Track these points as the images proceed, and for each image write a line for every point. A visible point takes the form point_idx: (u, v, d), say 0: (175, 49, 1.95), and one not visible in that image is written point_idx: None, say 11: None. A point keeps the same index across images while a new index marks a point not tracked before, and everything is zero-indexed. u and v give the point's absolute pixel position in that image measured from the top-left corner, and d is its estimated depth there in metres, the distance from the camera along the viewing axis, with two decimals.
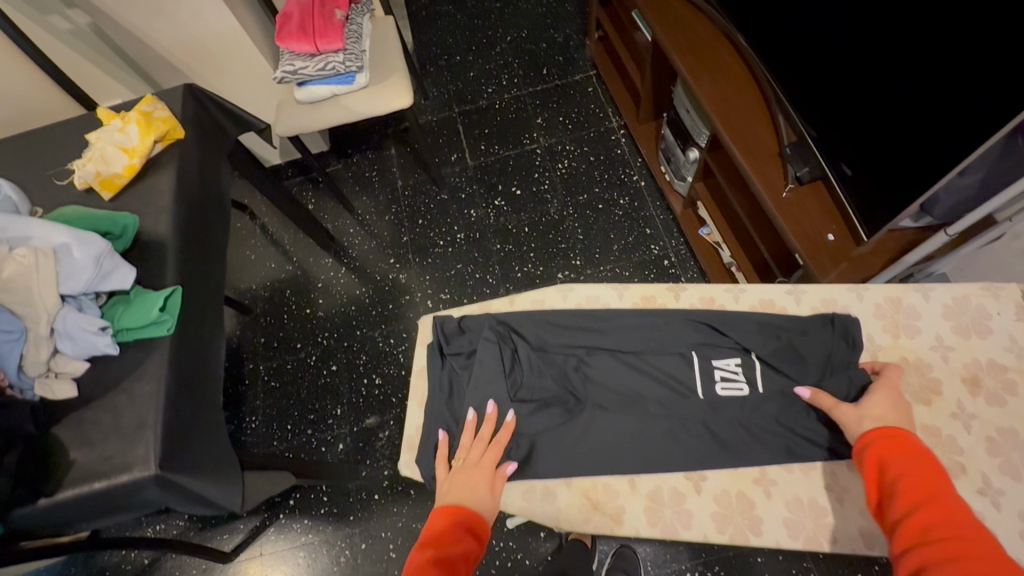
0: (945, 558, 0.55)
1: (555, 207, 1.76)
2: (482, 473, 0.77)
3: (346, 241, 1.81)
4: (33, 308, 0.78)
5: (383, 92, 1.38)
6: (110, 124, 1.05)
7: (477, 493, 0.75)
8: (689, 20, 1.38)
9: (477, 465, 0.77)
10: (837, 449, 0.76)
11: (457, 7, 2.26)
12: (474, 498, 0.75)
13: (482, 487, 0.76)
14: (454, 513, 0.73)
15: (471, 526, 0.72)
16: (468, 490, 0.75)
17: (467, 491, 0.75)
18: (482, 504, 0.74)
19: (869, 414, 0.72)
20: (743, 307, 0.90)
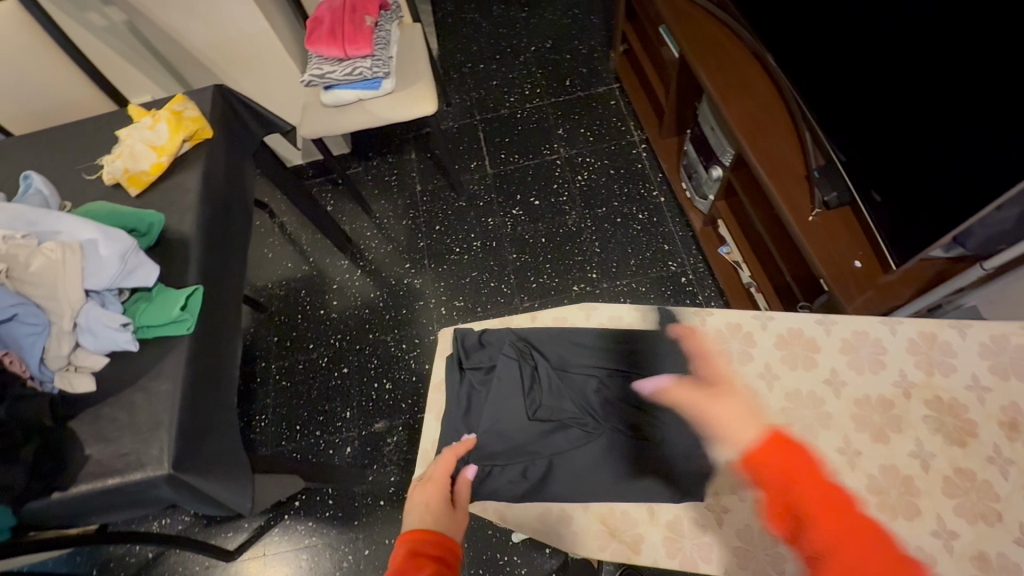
0: None
1: (573, 218, 1.75)
2: (438, 488, 0.75)
3: (363, 243, 1.82)
4: (57, 302, 0.78)
5: (407, 98, 1.39)
6: (141, 122, 1.06)
7: (436, 508, 0.73)
8: (716, 37, 1.37)
9: (434, 483, 0.76)
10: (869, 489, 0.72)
11: (482, 15, 2.27)
12: (434, 514, 0.72)
13: (439, 499, 0.74)
14: (416, 534, 0.69)
15: (433, 542, 0.68)
16: (429, 509, 0.73)
17: (428, 510, 0.72)
18: (443, 521, 0.72)
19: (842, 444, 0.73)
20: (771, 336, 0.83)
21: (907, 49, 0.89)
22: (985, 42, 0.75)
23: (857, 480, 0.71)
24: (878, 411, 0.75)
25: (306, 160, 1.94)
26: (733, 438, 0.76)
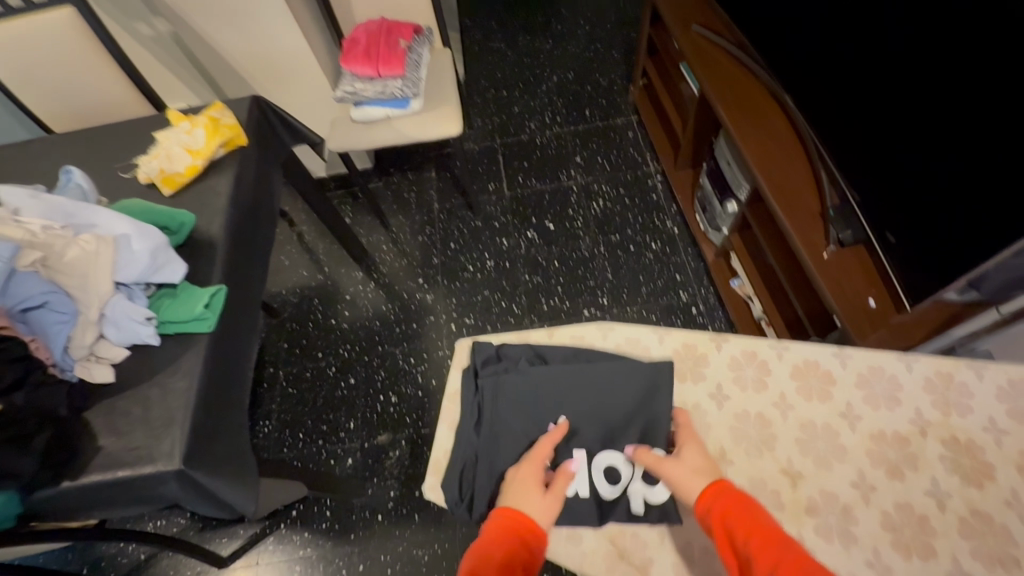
0: None
1: (586, 244, 1.78)
2: (534, 471, 0.75)
3: (378, 256, 1.85)
4: (87, 293, 0.80)
5: (433, 119, 1.43)
6: (179, 126, 1.11)
7: (531, 493, 0.73)
8: (735, 77, 1.42)
9: (533, 464, 0.76)
10: (887, 525, 0.69)
11: (508, 44, 2.36)
12: (526, 498, 0.72)
13: (534, 482, 0.74)
14: (507, 513, 0.71)
15: (525, 530, 0.69)
16: (523, 490, 0.73)
17: (522, 492, 0.73)
18: (536, 507, 0.71)
19: (848, 476, 0.73)
20: (786, 366, 0.82)
21: (925, 94, 0.91)
22: (999, 91, 0.78)
23: (871, 516, 0.70)
24: (894, 446, 0.74)
25: (329, 172, 1.99)
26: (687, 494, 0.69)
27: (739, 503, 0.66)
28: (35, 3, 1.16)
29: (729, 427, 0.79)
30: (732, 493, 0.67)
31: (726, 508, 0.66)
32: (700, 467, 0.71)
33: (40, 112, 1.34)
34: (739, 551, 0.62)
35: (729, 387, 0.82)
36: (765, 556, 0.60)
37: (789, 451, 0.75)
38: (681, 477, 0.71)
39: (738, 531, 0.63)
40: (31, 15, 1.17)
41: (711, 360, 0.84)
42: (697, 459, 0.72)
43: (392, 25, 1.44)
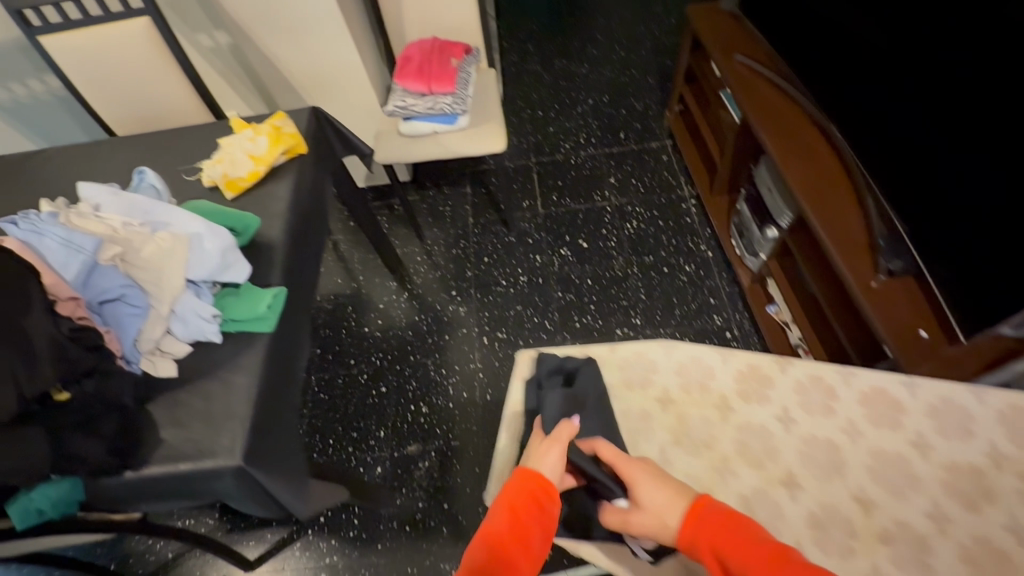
0: None
1: (620, 263, 1.79)
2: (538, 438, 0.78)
3: (412, 268, 1.87)
4: (160, 288, 0.82)
5: (479, 136, 1.46)
6: (241, 133, 1.16)
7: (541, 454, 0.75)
8: (775, 105, 1.44)
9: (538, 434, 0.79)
10: (960, 561, 0.68)
11: (544, 67, 2.42)
12: (537, 455, 0.74)
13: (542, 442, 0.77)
14: (521, 473, 0.73)
15: (539, 487, 0.72)
16: (534, 450, 0.75)
17: (533, 454, 0.75)
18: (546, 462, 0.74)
19: (917, 507, 0.72)
20: (854, 393, 0.81)
21: (980, 126, 0.92)
22: None
23: (943, 547, 0.69)
24: (966, 479, 0.73)
25: (368, 184, 2.04)
26: (666, 533, 0.70)
27: (718, 529, 0.67)
28: (114, 13, 1.23)
29: (792, 452, 0.78)
30: (709, 518, 0.68)
31: (708, 540, 0.67)
32: (664, 504, 0.71)
33: (106, 117, 1.40)
34: None
35: (795, 410, 0.81)
36: None
37: (857, 478, 0.75)
38: (653, 525, 0.70)
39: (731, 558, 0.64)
40: (112, 23, 1.24)
41: (777, 383, 0.83)
42: (656, 496, 0.71)
43: (444, 45, 1.49)
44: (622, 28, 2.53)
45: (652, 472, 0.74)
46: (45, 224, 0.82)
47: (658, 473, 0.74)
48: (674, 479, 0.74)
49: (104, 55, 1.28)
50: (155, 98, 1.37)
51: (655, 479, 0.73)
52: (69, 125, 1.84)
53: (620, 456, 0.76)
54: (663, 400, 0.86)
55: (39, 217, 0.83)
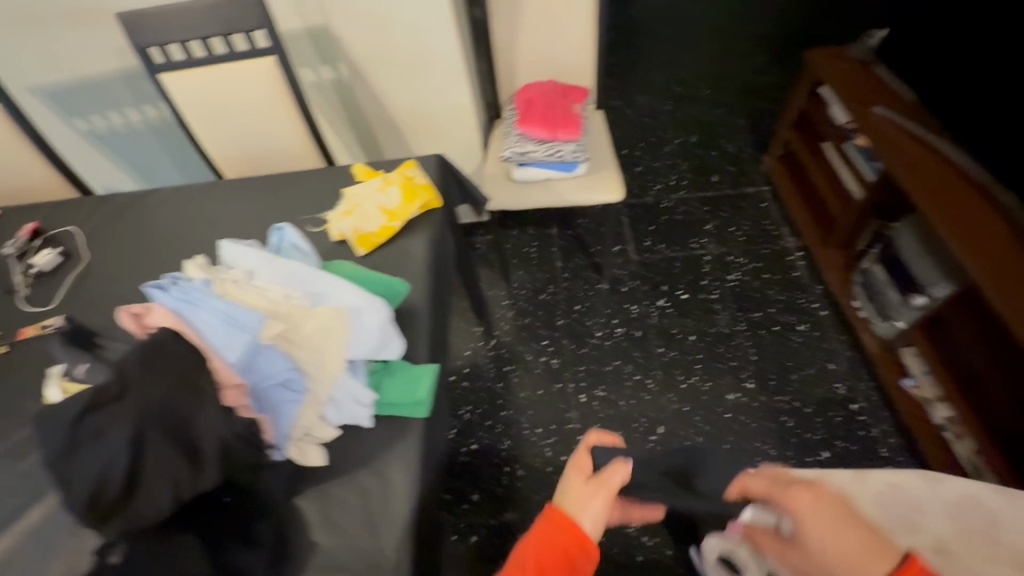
0: None
1: (724, 319, 1.67)
2: (582, 480, 0.75)
3: (499, 313, 1.78)
4: (321, 371, 0.74)
5: (596, 184, 1.36)
6: (368, 182, 1.10)
7: (581, 501, 0.72)
8: (920, 161, 1.33)
9: (579, 470, 0.76)
10: None
11: (626, 103, 2.34)
12: (579, 505, 0.71)
13: (588, 487, 0.73)
14: (556, 516, 0.71)
15: (575, 539, 0.69)
16: (574, 494, 0.73)
17: (575, 500, 0.72)
18: (590, 511, 0.71)
19: None
20: None
21: None
22: None
23: None
24: None
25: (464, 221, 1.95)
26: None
27: None
28: (240, 52, 1.19)
29: None
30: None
31: None
32: (842, 549, 0.61)
33: (215, 155, 1.35)
34: None
35: None
36: None
37: None
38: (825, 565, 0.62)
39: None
40: (238, 61, 1.19)
41: None
42: (832, 541, 0.62)
43: (564, 88, 1.43)
44: (706, 65, 2.45)
45: (835, 510, 0.64)
46: (199, 294, 0.74)
47: (834, 514, 0.63)
48: (861, 529, 0.62)
49: (224, 93, 1.24)
50: (267, 137, 1.31)
51: (837, 519, 0.63)
52: (156, 153, 1.80)
53: (777, 485, 0.69)
54: (936, 547, 0.70)
55: (190, 285, 0.76)
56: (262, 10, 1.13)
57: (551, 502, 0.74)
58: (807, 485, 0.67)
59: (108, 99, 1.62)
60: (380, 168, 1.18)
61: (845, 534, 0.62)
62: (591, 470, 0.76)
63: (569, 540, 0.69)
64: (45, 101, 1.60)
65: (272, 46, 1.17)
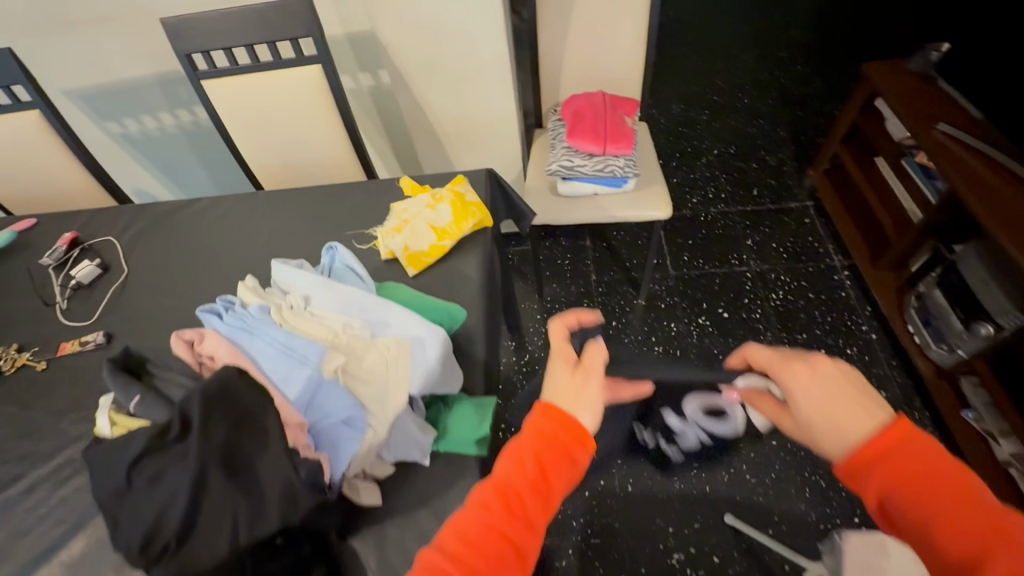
0: None
1: (768, 340, 1.61)
2: (568, 371, 0.64)
3: (533, 327, 1.73)
4: (383, 407, 0.67)
5: (643, 200, 1.31)
6: (417, 197, 1.06)
7: (568, 395, 0.62)
8: (988, 181, 1.26)
9: (565, 359, 0.65)
10: None
11: (662, 111, 2.28)
12: (561, 392, 0.62)
13: (567, 372, 0.64)
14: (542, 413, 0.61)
15: (560, 435, 0.59)
16: (559, 386, 0.63)
17: (568, 393, 0.61)
18: (569, 398, 0.61)
19: None
20: None
21: None
22: None
23: None
24: None
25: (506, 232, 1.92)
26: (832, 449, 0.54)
27: (910, 469, 0.48)
28: (285, 59, 1.15)
29: None
30: (913, 455, 0.48)
31: (892, 478, 0.49)
32: (841, 421, 0.53)
33: (253, 162, 1.32)
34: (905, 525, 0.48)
35: None
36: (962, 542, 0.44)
37: None
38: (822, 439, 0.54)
39: (900, 508, 0.48)
40: (283, 69, 1.16)
41: None
42: (824, 413, 0.54)
43: (615, 99, 1.35)
44: (744, 74, 2.38)
45: (833, 380, 0.56)
46: (257, 321, 0.71)
47: (840, 393, 0.55)
48: (863, 397, 0.54)
49: (266, 102, 1.20)
50: (308, 146, 1.28)
51: (836, 397, 0.54)
52: (188, 157, 1.78)
53: (777, 360, 0.60)
54: None
55: (247, 310, 0.73)
56: (310, 17, 1.09)
57: (540, 399, 0.62)
58: (804, 357, 0.59)
59: (143, 103, 1.59)
60: (428, 182, 1.14)
61: (842, 414, 0.53)
62: (574, 358, 0.66)
63: (566, 435, 0.59)
64: (79, 104, 1.58)
65: (318, 53, 1.14)
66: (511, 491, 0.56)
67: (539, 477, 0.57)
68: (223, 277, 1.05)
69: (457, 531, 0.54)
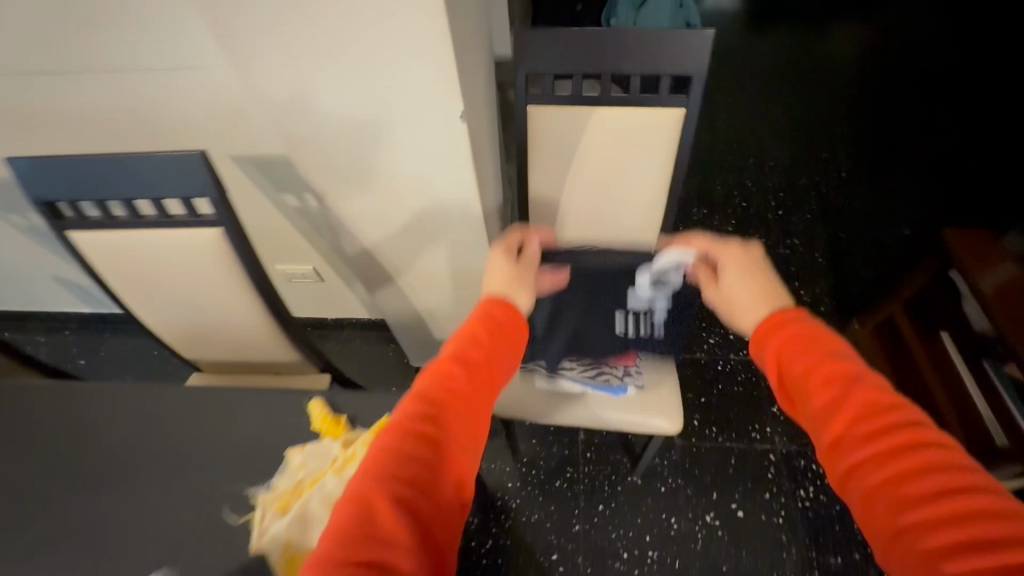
0: (880, 447, 0.46)
1: (792, 561, 1.27)
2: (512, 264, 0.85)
3: (502, 500, 1.41)
4: None
5: (643, 414, 1.01)
6: (325, 444, 0.76)
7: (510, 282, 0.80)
8: None
9: (509, 248, 0.87)
10: None
11: (680, 216, 1.97)
12: (509, 284, 0.80)
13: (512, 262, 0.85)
14: (495, 297, 0.76)
15: (509, 311, 0.74)
16: (500, 281, 0.81)
17: (506, 283, 0.80)
18: (514, 288, 0.80)
19: None
20: None
21: None
22: None
23: None
24: None
25: None
26: (737, 306, 0.71)
27: (793, 337, 0.59)
28: (175, 218, 0.86)
29: None
30: (793, 326, 0.61)
31: (781, 343, 0.60)
32: (746, 290, 0.71)
33: (147, 322, 1.03)
34: (791, 388, 0.57)
35: None
36: (823, 388, 0.53)
37: None
38: (734, 300, 0.72)
39: (792, 366, 0.57)
40: (173, 229, 0.87)
41: None
42: (736, 279, 0.73)
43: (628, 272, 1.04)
44: (778, 173, 2.07)
45: (750, 257, 0.75)
46: None
47: (750, 263, 0.74)
48: (769, 275, 0.72)
49: (153, 264, 0.91)
50: (213, 311, 0.99)
51: (743, 267, 0.74)
52: None
53: (712, 243, 0.82)
54: None
55: None
56: (207, 176, 0.80)
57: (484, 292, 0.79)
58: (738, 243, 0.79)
59: None
60: (347, 413, 0.81)
61: (748, 271, 0.73)
62: (515, 254, 0.88)
63: (513, 316, 0.75)
64: None
65: (216, 215, 0.84)
66: (466, 353, 0.67)
67: (487, 340, 0.69)
68: (41, 553, 0.74)
69: (416, 394, 0.62)
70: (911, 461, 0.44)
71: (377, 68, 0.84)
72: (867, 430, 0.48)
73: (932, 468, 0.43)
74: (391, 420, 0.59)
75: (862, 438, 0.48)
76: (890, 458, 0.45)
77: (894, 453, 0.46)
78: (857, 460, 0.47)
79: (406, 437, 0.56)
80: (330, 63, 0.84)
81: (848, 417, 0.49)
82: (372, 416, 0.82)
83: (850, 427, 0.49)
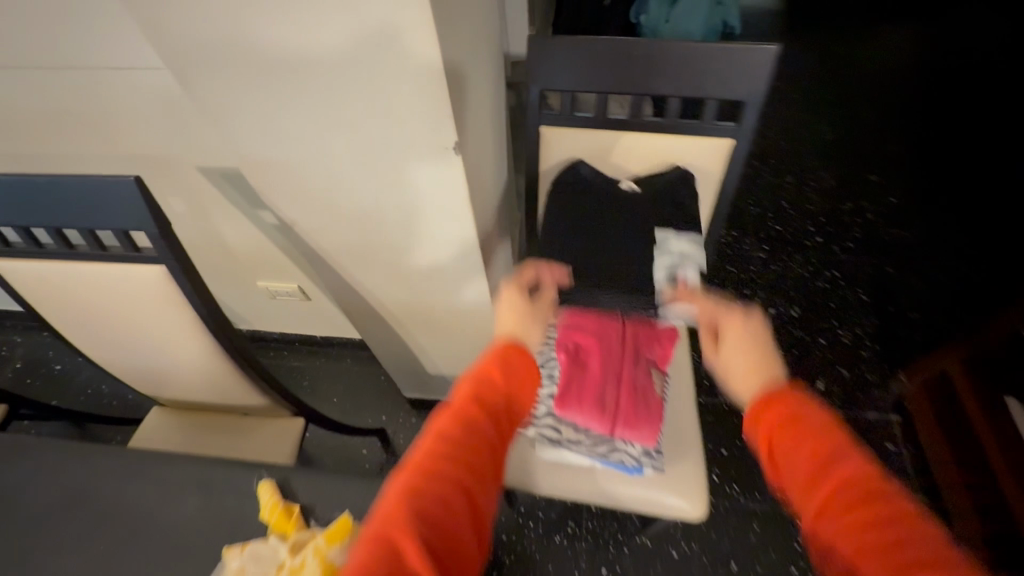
0: (860, 524, 0.43)
1: None
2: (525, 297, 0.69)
3: None
4: None
5: (660, 495, 0.86)
6: (268, 547, 0.62)
7: (517, 322, 0.66)
8: None
9: (518, 285, 0.70)
10: None
11: None
12: (524, 317, 0.67)
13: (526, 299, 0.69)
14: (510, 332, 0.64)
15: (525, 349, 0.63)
16: (513, 310, 0.67)
17: (522, 315, 0.67)
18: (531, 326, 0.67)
19: None
20: None
21: None
22: None
23: None
24: None
25: None
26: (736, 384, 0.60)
27: (777, 410, 0.54)
28: (111, 253, 0.72)
29: None
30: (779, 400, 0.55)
31: (766, 416, 0.54)
32: (742, 369, 0.60)
33: (88, 352, 0.90)
34: (775, 459, 0.52)
35: None
36: (803, 465, 0.49)
37: None
38: (732, 376, 0.61)
39: (777, 440, 0.52)
40: (110, 264, 0.73)
41: None
42: (735, 359, 0.61)
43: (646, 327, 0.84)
44: (818, 195, 1.88)
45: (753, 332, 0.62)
46: None
47: (752, 338, 0.62)
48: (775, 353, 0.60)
49: (90, 300, 0.78)
50: (164, 352, 0.85)
51: (751, 341, 0.61)
52: None
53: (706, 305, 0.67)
54: None
55: None
56: (143, 209, 0.65)
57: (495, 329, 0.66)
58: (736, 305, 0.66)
59: None
60: (304, 502, 0.68)
61: (751, 351, 0.61)
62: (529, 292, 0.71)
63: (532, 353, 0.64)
64: None
65: (157, 254, 0.70)
66: (483, 378, 0.58)
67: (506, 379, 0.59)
68: None
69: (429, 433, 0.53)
70: (875, 534, 0.42)
71: (349, 100, 0.67)
72: (847, 507, 0.45)
73: (903, 539, 0.41)
74: (406, 459, 0.51)
75: (840, 512, 0.45)
76: (864, 529, 0.43)
77: (864, 527, 0.43)
78: (830, 535, 0.44)
79: (418, 481, 0.48)
80: (292, 90, 0.66)
81: (830, 493, 0.46)
82: (333, 510, 0.68)
83: (829, 500, 0.46)
